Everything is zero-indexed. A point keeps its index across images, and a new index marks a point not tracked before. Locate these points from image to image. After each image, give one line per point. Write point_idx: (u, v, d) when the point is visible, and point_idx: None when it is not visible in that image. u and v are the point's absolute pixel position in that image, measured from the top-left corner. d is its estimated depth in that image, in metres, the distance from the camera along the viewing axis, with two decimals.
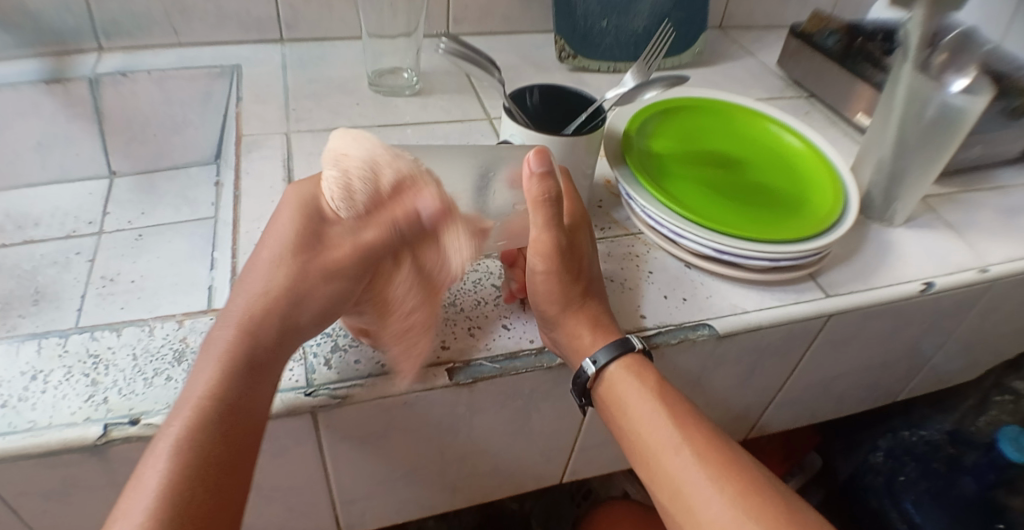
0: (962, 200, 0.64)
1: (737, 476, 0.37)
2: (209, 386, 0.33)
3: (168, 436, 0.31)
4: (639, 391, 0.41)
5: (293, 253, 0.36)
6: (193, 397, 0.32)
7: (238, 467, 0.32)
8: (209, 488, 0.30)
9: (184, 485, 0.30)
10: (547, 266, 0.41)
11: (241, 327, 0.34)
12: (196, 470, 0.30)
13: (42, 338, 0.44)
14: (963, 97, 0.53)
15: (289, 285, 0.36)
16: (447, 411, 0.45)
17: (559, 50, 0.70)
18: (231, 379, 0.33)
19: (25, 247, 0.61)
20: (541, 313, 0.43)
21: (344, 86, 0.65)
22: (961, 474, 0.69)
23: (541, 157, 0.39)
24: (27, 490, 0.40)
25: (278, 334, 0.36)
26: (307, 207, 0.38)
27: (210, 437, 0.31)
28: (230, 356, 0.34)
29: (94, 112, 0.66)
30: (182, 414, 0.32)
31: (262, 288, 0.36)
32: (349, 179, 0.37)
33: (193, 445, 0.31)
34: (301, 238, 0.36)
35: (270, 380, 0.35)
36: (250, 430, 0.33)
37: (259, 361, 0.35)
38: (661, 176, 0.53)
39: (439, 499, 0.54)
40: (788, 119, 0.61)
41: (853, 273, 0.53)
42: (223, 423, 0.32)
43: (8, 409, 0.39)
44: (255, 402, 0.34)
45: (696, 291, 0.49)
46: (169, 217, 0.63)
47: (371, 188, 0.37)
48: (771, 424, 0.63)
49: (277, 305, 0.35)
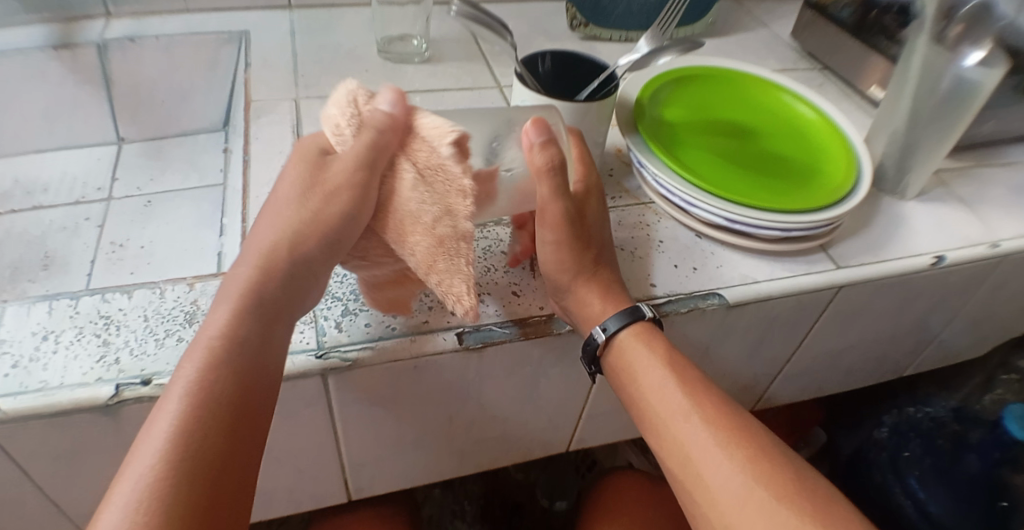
0: (975, 176, 0.64)
1: (747, 442, 0.38)
2: (221, 329, 0.32)
3: (183, 378, 0.31)
4: (650, 358, 0.41)
5: (300, 199, 0.36)
6: (205, 338, 0.32)
7: (254, 408, 0.32)
8: (225, 428, 0.30)
9: (199, 424, 0.29)
10: (557, 237, 0.41)
11: (256, 267, 0.35)
12: (210, 410, 0.30)
13: (53, 300, 0.44)
14: (977, 70, 0.53)
15: (291, 227, 0.36)
16: (457, 375, 0.45)
17: (571, 18, 0.70)
18: (243, 321, 0.33)
19: (35, 212, 0.61)
20: (552, 283, 0.43)
21: (352, 53, 0.64)
22: (966, 451, 0.69)
23: (538, 127, 0.38)
24: (40, 448, 0.41)
25: (290, 276, 0.35)
26: (313, 167, 0.37)
27: (222, 378, 0.31)
28: (245, 298, 0.34)
29: (103, 78, 0.66)
30: (195, 356, 0.31)
31: (274, 233, 0.36)
32: (337, 121, 0.37)
33: (206, 386, 0.30)
34: (304, 185, 0.37)
35: (285, 325, 0.35)
36: (264, 373, 0.33)
37: (271, 303, 0.34)
38: (673, 145, 0.53)
39: (447, 464, 0.55)
40: (802, 89, 0.61)
41: (864, 246, 0.53)
42: (235, 363, 0.32)
43: (20, 368, 0.39)
44: (269, 345, 0.34)
45: (707, 261, 0.49)
46: (178, 184, 0.63)
47: (358, 122, 0.37)
48: (777, 397, 0.63)
49: (283, 244, 0.35)
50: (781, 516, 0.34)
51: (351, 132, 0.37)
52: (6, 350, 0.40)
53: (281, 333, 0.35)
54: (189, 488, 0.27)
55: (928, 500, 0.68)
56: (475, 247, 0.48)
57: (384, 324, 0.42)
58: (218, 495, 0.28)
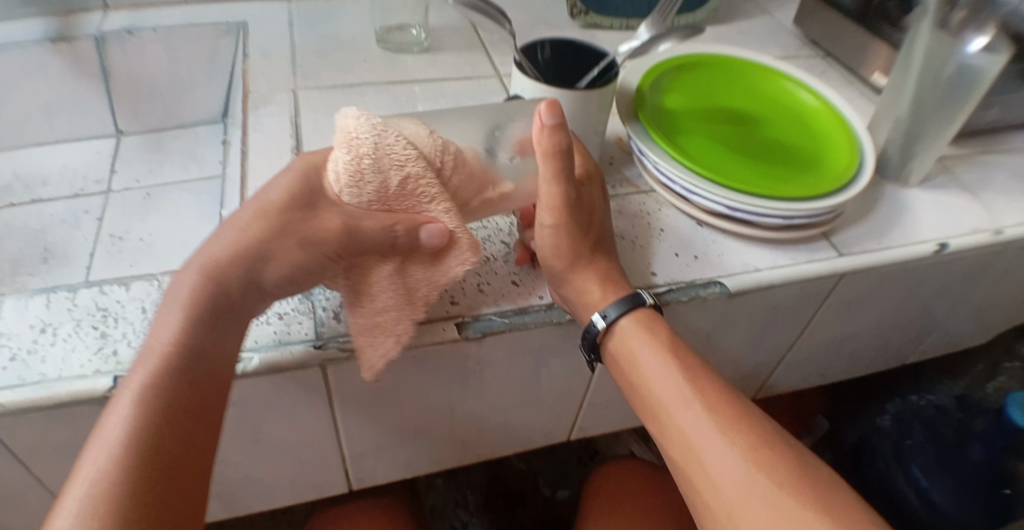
0: (978, 163, 0.63)
1: (748, 430, 0.37)
2: (172, 335, 0.33)
3: (133, 383, 0.31)
4: (650, 346, 0.41)
5: (274, 207, 0.36)
6: (156, 345, 0.32)
7: (203, 412, 0.32)
8: (175, 434, 0.31)
9: (149, 431, 0.30)
10: (555, 220, 0.41)
11: (207, 274, 0.35)
12: (159, 416, 0.30)
13: (51, 293, 0.44)
14: (982, 56, 0.52)
15: (263, 238, 0.36)
16: (457, 365, 0.45)
17: (570, 7, 0.69)
18: (195, 328, 0.33)
19: (34, 206, 0.61)
20: (551, 270, 0.42)
21: (351, 43, 0.64)
22: (969, 443, 0.68)
23: (552, 109, 0.38)
24: (40, 440, 0.41)
25: (244, 287, 0.35)
26: (311, 170, 0.37)
27: (172, 384, 0.32)
28: (196, 305, 0.34)
29: (100, 70, 0.65)
30: (146, 362, 0.32)
31: (234, 242, 0.35)
32: (359, 160, 0.35)
33: (156, 392, 0.31)
34: (285, 197, 0.36)
35: (237, 330, 0.35)
36: (214, 378, 0.33)
37: (224, 310, 0.35)
38: (674, 133, 0.52)
39: (449, 454, 0.55)
40: (805, 75, 0.60)
41: (867, 233, 0.53)
42: (185, 370, 0.32)
43: (18, 361, 0.39)
44: (219, 350, 0.34)
45: (708, 249, 0.49)
46: (177, 176, 0.63)
47: (378, 178, 0.36)
48: (779, 385, 0.63)
49: (249, 259, 0.35)
50: (783, 505, 0.34)
51: (366, 189, 0.36)
52: (5, 343, 0.40)
53: (232, 338, 0.35)
54: (141, 494, 0.28)
55: (931, 489, 0.68)
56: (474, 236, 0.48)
57: None
58: (170, 497, 0.29)
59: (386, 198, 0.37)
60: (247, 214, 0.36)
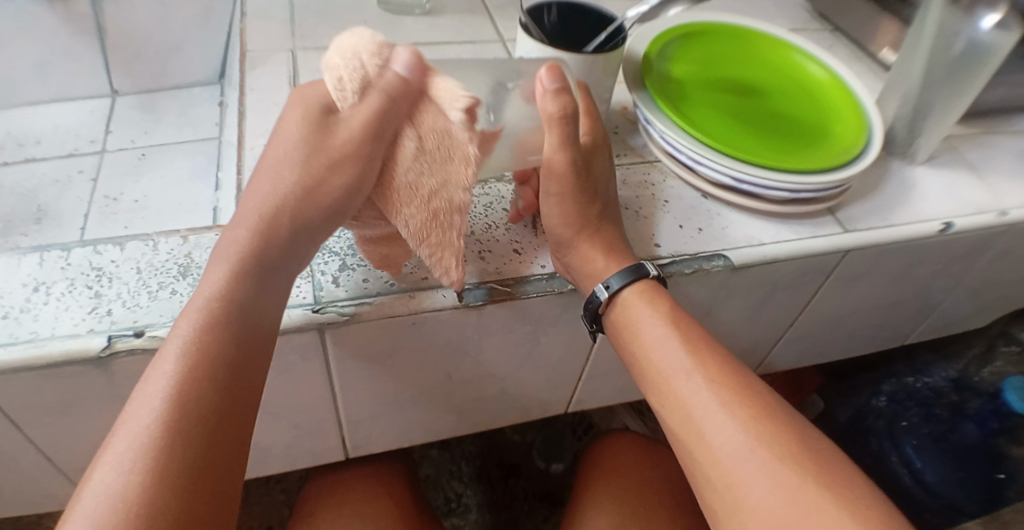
0: (983, 142, 0.63)
1: (751, 401, 0.37)
2: (216, 289, 0.32)
3: (178, 336, 0.30)
4: (655, 316, 0.41)
5: (298, 153, 0.35)
6: (202, 298, 0.32)
7: (248, 368, 0.31)
8: (222, 388, 0.30)
9: (195, 385, 0.29)
10: (561, 187, 0.40)
11: (254, 226, 0.34)
12: (206, 369, 0.29)
13: (44, 252, 0.43)
14: (993, 33, 0.51)
15: (297, 181, 0.35)
16: (456, 332, 0.44)
17: None
18: (242, 281, 0.32)
19: (26, 166, 0.60)
20: (554, 238, 0.42)
21: (351, 3, 0.62)
22: (963, 420, 0.71)
23: (552, 73, 0.37)
24: (32, 399, 0.40)
25: (290, 235, 0.34)
26: (318, 119, 0.35)
27: (218, 337, 0.30)
28: (241, 258, 0.33)
29: (95, 28, 0.63)
30: (190, 315, 0.31)
31: (269, 192, 0.35)
32: (339, 76, 0.34)
33: (201, 345, 0.30)
34: (303, 138, 0.35)
35: (281, 284, 0.34)
36: (260, 334, 0.33)
37: (274, 264, 0.34)
38: (681, 101, 0.51)
39: (445, 422, 0.55)
40: (814, 48, 0.59)
41: (871, 210, 0.52)
42: (232, 324, 0.31)
43: (10, 319, 0.38)
44: (264, 306, 0.33)
45: (712, 221, 0.48)
46: (172, 138, 0.62)
47: (361, 81, 0.34)
48: (777, 361, 0.63)
49: (288, 202, 0.34)
50: (783, 475, 0.34)
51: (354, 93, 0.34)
52: None
53: (277, 292, 0.34)
54: (189, 448, 0.27)
55: (924, 468, 0.70)
56: (475, 204, 0.47)
57: (383, 280, 0.41)
58: (217, 453, 0.28)
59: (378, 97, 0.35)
60: (269, 164, 0.36)
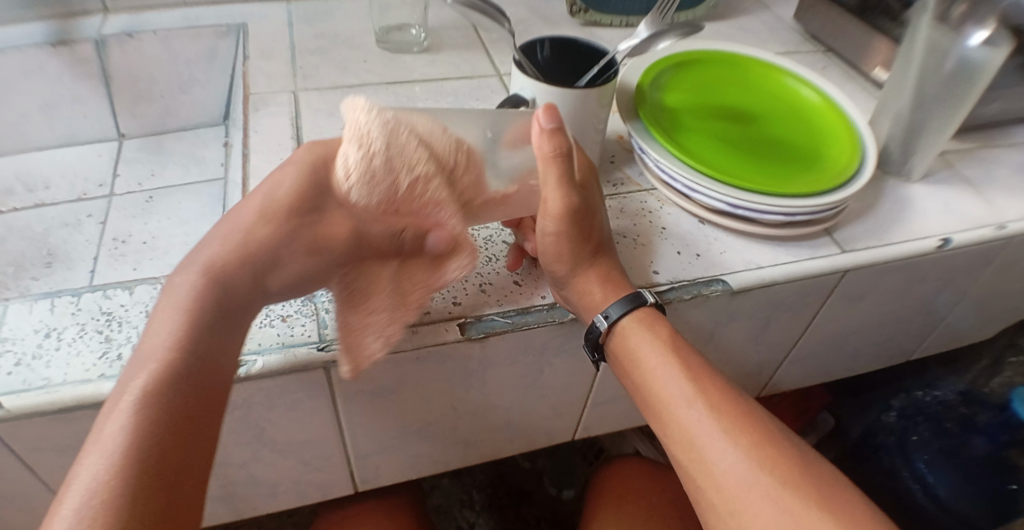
0: (979, 157, 0.63)
1: (751, 428, 0.37)
2: (173, 336, 0.32)
3: (131, 387, 0.30)
4: (651, 344, 0.41)
5: (283, 214, 0.36)
6: (157, 346, 0.31)
7: (201, 419, 0.31)
8: (174, 442, 0.30)
9: (148, 439, 0.29)
10: (557, 228, 0.41)
11: (208, 273, 0.34)
12: (159, 422, 0.30)
13: (55, 297, 0.44)
14: (983, 50, 0.52)
15: (269, 244, 0.36)
16: (459, 365, 0.45)
17: (570, 5, 0.69)
18: (196, 330, 0.32)
19: (36, 210, 0.62)
20: (552, 273, 0.43)
21: (351, 42, 0.64)
22: (973, 434, 0.70)
23: (549, 113, 0.39)
24: (44, 444, 0.41)
25: (249, 286, 0.35)
26: (316, 170, 0.36)
27: (173, 388, 0.31)
28: (197, 306, 0.33)
29: (100, 74, 0.66)
30: (145, 365, 0.31)
31: (240, 235, 0.35)
32: (370, 159, 0.35)
33: (154, 397, 0.30)
34: (297, 202, 0.36)
35: (237, 330, 0.35)
36: (215, 382, 0.33)
37: (227, 311, 0.34)
38: (675, 129, 0.52)
39: (453, 453, 0.55)
40: (806, 72, 0.60)
41: (868, 229, 0.52)
42: (187, 373, 0.31)
43: (23, 366, 0.39)
44: (221, 354, 0.33)
45: (710, 246, 0.49)
46: (179, 179, 0.64)
47: (386, 179, 0.36)
48: (783, 382, 0.63)
49: (252, 264, 0.35)
50: (786, 502, 0.34)
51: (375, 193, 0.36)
52: (8, 348, 0.40)
53: (234, 337, 0.34)
54: (138, 506, 0.27)
55: (936, 483, 0.69)
56: (475, 238, 0.48)
57: None
58: (167, 509, 0.28)
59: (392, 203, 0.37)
60: (246, 211, 0.36)
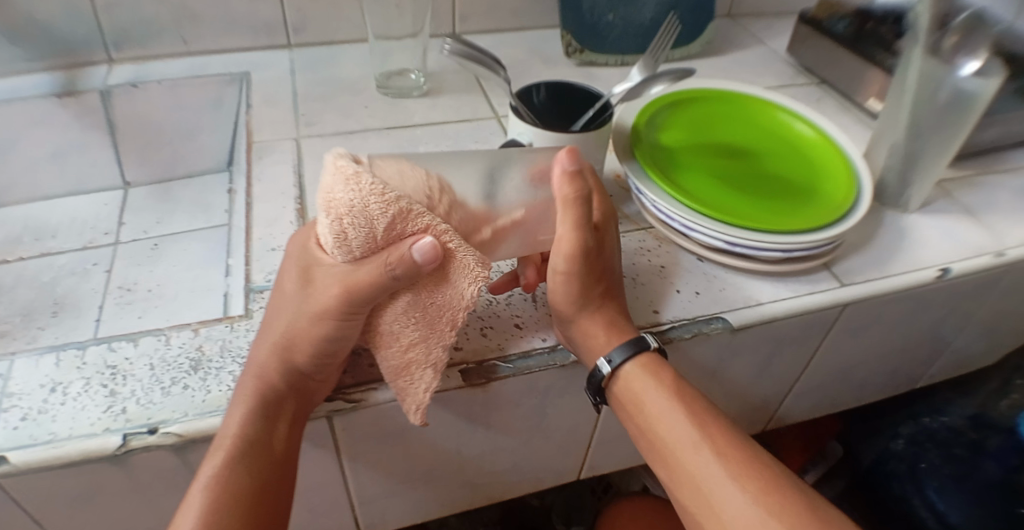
0: (976, 184, 0.63)
1: (758, 473, 0.37)
2: (233, 431, 0.36)
3: (206, 473, 0.35)
4: (657, 388, 0.41)
5: (299, 302, 0.38)
6: (222, 437, 0.36)
7: (263, 503, 0.35)
8: (238, 524, 0.34)
9: (211, 523, 0.33)
10: (568, 268, 0.41)
11: (262, 371, 0.37)
12: (225, 506, 0.34)
13: (61, 351, 0.44)
14: (975, 80, 0.52)
15: (295, 332, 0.38)
16: (462, 409, 0.45)
17: (565, 45, 0.71)
18: (253, 423, 0.36)
19: (43, 259, 0.62)
20: (558, 310, 0.42)
21: (354, 87, 0.66)
22: (984, 458, 0.69)
23: (571, 156, 0.39)
24: (49, 499, 0.41)
25: (294, 379, 0.38)
26: (313, 254, 0.38)
27: (238, 475, 0.35)
28: (253, 399, 0.36)
29: (106, 121, 0.67)
30: (214, 454, 0.35)
31: (276, 335, 0.38)
32: (341, 224, 0.34)
33: (223, 483, 0.34)
34: (303, 288, 0.38)
35: (293, 418, 0.38)
36: (274, 466, 0.36)
37: (279, 402, 0.37)
38: (671, 169, 0.53)
39: (458, 497, 0.55)
40: (800, 107, 0.61)
41: (868, 262, 0.53)
42: (247, 462, 0.35)
43: (29, 421, 0.39)
44: (278, 441, 0.37)
45: (710, 283, 0.49)
46: (185, 225, 0.64)
47: (363, 232, 0.34)
48: (790, 415, 0.63)
49: (292, 346, 0.38)
50: None
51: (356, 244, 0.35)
52: (15, 403, 0.40)
53: (291, 427, 0.38)
54: None
55: (947, 511, 0.68)
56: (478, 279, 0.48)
57: None
58: None
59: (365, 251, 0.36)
60: (277, 306, 0.39)
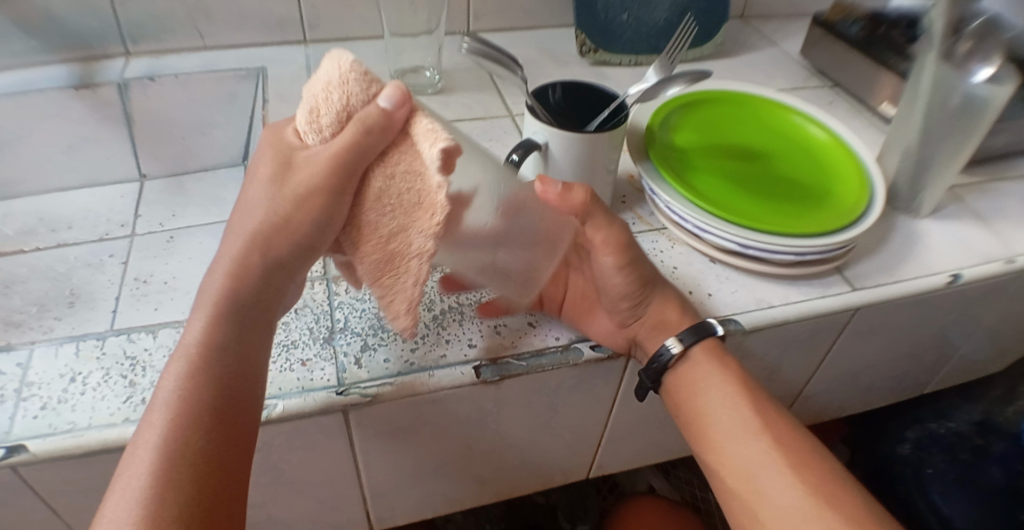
0: (988, 190, 0.64)
1: (813, 466, 0.39)
2: (200, 336, 0.34)
3: (170, 384, 0.33)
4: (711, 376, 0.43)
5: (270, 196, 0.37)
6: (187, 345, 0.34)
7: (234, 416, 0.33)
8: (207, 433, 0.31)
9: (180, 433, 0.31)
10: (620, 260, 0.43)
11: (230, 275, 0.36)
12: (191, 414, 0.32)
13: (81, 341, 0.45)
14: (986, 86, 0.52)
15: (263, 226, 0.37)
16: (475, 406, 0.45)
17: (580, 44, 0.71)
18: (221, 328, 0.35)
19: (59, 249, 0.62)
20: (631, 299, 0.44)
21: None
22: (989, 463, 0.70)
23: (548, 181, 0.39)
24: (67, 488, 0.41)
25: (260, 283, 0.37)
26: (286, 149, 0.38)
27: (205, 383, 0.33)
28: (219, 305, 0.36)
29: (123, 114, 0.68)
30: (180, 362, 0.33)
31: (244, 235, 0.37)
32: (315, 107, 0.35)
33: (189, 390, 0.32)
34: (272, 180, 0.37)
35: (262, 327, 0.37)
36: (243, 376, 0.35)
37: (245, 308, 0.36)
38: (684, 170, 0.53)
39: (467, 492, 0.55)
40: (812, 110, 0.61)
41: (879, 266, 0.53)
42: (213, 367, 0.33)
43: (49, 410, 0.40)
44: (245, 349, 0.35)
45: (721, 285, 0.49)
46: (200, 217, 0.65)
47: (333, 108, 0.34)
48: (798, 417, 0.63)
49: (256, 245, 0.37)
50: None
51: (330, 126, 0.35)
52: (35, 392, 0.41)
53: (260, 338, 0.37)
54: (177, 493, 0.29)
55: (952, 514, 0.68)
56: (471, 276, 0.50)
57: (403, 360, 0.43)
58: (211, 493, 0.30)
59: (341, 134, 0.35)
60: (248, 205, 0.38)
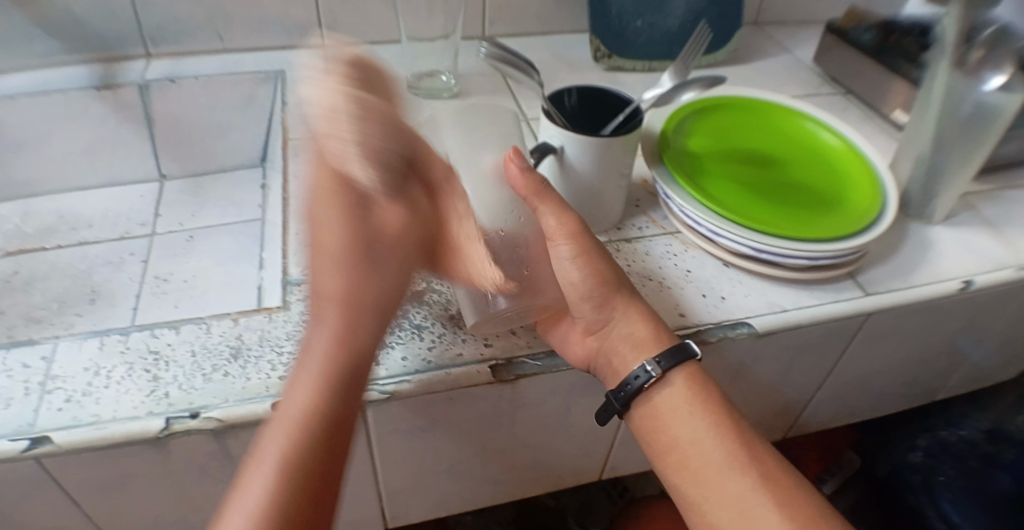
0: (1000, 198, 0.64)
1: (800, 504, 0.40)
2: (302, 406, 0.35)
3: (271, 452, 0.34)
4: (690, 410, 0.42)
5: (347, 246, 0.37)
6: (288, 414, 0.35)
7: (327, 476, 0.35)
8: (308, 500, 0.33)
9: (284, 498, 0.33)
10: (581, 262, 0.43)
11: (335, 334, 0.36)
12: (296, 481, 0.33)
13: (104, 336, 0.45)
14: (998, 94, 0.52)
15: (356, 279, 0.37)
16: (490, 405, 0.46)
17: (594, 50, 0.72)
18: (329, 395, 0.35)
19: (79, 248, 0.63)
20: (591, 300, 0.44)
21: None
22: (995, 470, 0.71)
23: (518, 154, 0.42)
24: (89, 480, 0.42)
25: (363, 339, 0.37)
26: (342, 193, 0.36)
27: (308, 453, 0.34)
28: (325, 372, 0.36)
29: (144, 116, 0.69)
30: (281, 433, 0.34)
31: (337, 295, 0.37)
32: (358, 148, 0.34)
33: (294, 461, 0.34)
34: (349, 228, 0.36)
35: (360, 390, 0.37)
36: (341, 441, 0.36)
37: (350, 372, 0.37)
38: (698, 174, 0.54)
39: (480, 492, 0.56)
40: (826, 117, 0.62)
41: (891, 272, 0.53)
42: (315, 437, 0.34)
43: (74, 403, 0.41)
44: (345, 415, 0.36)
45: (734, 289, 0.50)
46: (219, 218, 0.66)
47: (380, 149, 0.35)
48: (810, 422, 0.64)
49: (360, 295, 0.37)
50: None
51: (380, 165, 0.35)
52: (60, 385, 0.42)
53: (356, 398, 0.37)
54: None
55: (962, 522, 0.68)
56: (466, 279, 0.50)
57: (420, 358, 0.43)
58: None
59: (378, 155, 0.35)
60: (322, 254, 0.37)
